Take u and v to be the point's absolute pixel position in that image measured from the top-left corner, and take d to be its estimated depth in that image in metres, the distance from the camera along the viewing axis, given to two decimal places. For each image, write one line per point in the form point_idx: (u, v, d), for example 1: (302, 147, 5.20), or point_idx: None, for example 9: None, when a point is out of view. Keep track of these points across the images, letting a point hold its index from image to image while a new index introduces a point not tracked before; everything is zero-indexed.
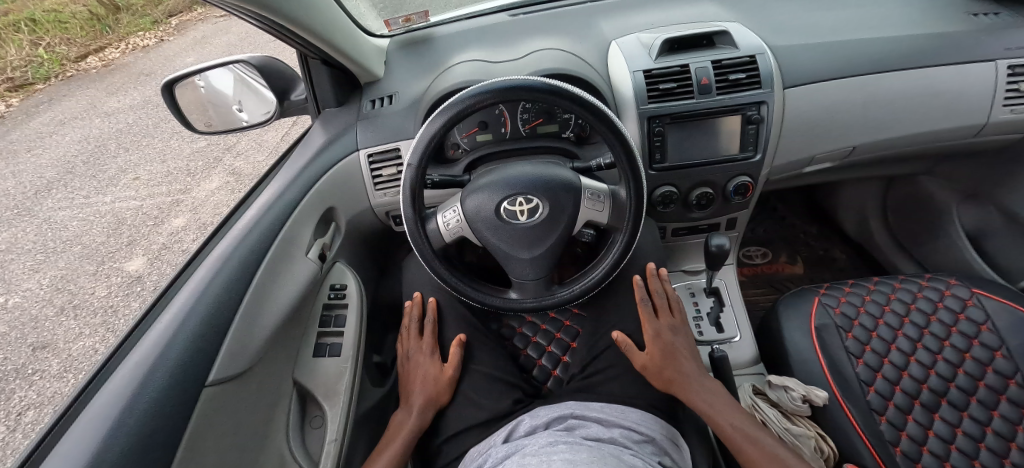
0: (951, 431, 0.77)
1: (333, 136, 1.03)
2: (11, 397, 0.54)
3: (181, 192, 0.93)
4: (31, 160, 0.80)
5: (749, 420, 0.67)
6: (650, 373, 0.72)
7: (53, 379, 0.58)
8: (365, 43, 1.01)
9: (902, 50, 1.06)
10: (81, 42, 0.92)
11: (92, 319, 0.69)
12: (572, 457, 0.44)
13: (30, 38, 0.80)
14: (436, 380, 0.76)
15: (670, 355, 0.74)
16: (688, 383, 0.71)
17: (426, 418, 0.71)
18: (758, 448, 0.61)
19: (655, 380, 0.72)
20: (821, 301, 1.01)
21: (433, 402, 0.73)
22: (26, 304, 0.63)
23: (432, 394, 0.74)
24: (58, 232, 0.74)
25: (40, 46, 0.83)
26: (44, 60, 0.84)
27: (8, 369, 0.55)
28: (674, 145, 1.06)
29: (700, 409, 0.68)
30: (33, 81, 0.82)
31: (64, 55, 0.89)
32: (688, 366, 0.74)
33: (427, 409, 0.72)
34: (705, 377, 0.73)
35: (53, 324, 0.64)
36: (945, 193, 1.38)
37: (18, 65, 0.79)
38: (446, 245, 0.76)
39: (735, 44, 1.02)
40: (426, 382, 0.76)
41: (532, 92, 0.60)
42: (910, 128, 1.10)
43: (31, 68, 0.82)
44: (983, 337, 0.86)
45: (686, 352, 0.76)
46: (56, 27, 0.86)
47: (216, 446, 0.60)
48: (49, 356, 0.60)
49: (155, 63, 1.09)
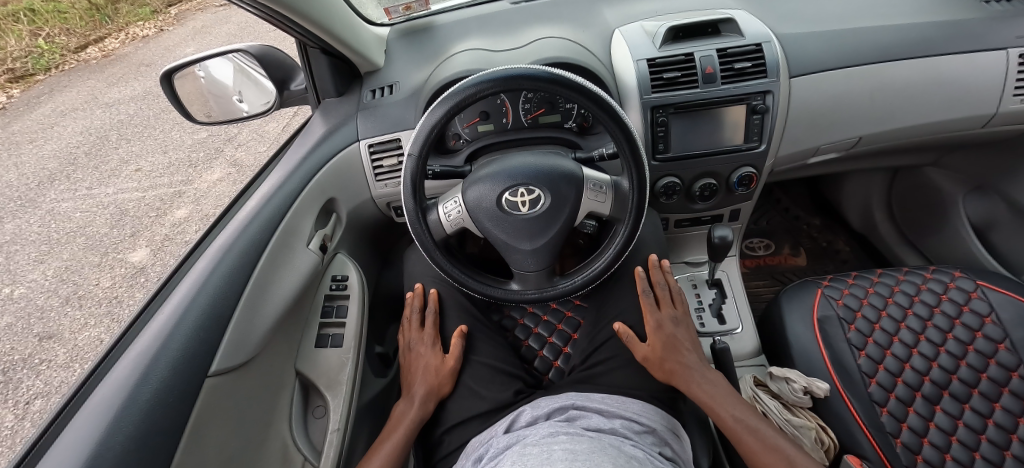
0: (952, 423, 0.77)
1: (333, 126, 1.02)
2: (16, 386, 0.55)
3: (182, 183, 0.93)
4: (33, 150, 0.80)
5: (751, 411, 0.67)
6: (652, 365, 0.72)
7: (59, 368, 0.59)
8: (365, 32, 1.00)
9: (911, 39, 1.04)
10: (81, 32, 0.90)
11: (97, 309, 0.69)
12: (573, 447, 0.44)
13: (30, 29, 0.77)
14: (437, 371, 0.76)
15: (671, 346, 0.74)
16: (690, 374, 0.71)
17: (428, 408, 0.72)
18: (761, 440, 0.61)
19: (657, 372, 0.72)
20: (824, 293, 1.00)
21: (434, 393, 0.73)
22: (32, 295, 0.64)
23: (433, 384, 0.74)
24: (61, 224, 0.74)
25: (40, 36, 0.80)
26: (44, 51, 0.82)
27: (15, 359, 0.56)
28: (677, 136, 1.04)
29: (702, 401, 0.68)
30: (33, 71, 0.81)
31: (64, 45, 0.88)
32: (690, 358, 0.74)
33: (429, 398, 0.73)
34: (708, 367, 0.74)
35: (58, 314, 0.65)
36: (952, 185, 1.37)
37: (18, 55, 0.77)
38: (447, 236, 0.75)
39: (741, 31, 1.00)
40: (427, 373, 0.76)
41: (534, 81, 0.59)
42: (917, 119, 1.09)
43: (31, 59, 0.80)
44: (987, 329, 0.86)
45: (687, 343, 0.76)
46: (56, 18, 0.83)
47: (220, 436, 0.61)
48: (55, 345, 0.61)
49: (154, 53, 1.07)
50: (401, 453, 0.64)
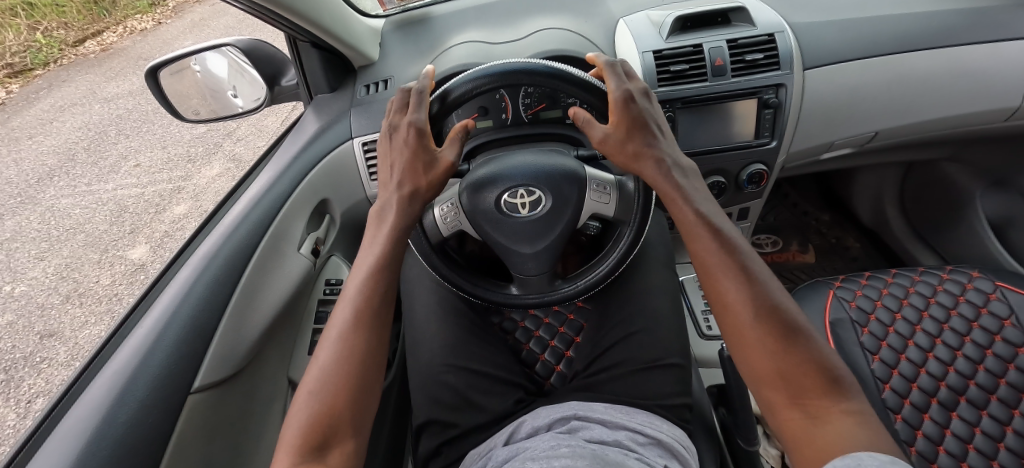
0: (969, 430, 0.74)
1: (326, 124, 0.99)
2: (18, 386, 0.54)
3: (182, 178, 0.88)
4: (32, 147, 0.72)
5: (710, 203, 0.58)
6: (609, 146, 0.60)
7: (61, 366, 0.58)
8: (357, 23, 0.96)
9: (933, 28, 0.99)
10: (79, 27, 0.79)
11: (97, 307, 0.67)
12: (573, 462, 0.41)
13: (27, 23, 0.65)
14: (424, 171, 0.59)
15: (637, 121, 0.58)
16: (657, 161, 0.57)
17: (414, 213, 0.59)
18: (723, 247, 0.51)
19: (608, 150, 0.60)
20: (835, 294, 0.96)
21: (426, 194, 0.59)
22: (33, 293, 0.61)
23: (420, 183, 0.59)
24: (60, 220, 0.70)
25: (38, 31, 0.69)
26: (43, 45, 0.71)
27: (16, 357, 0.55)
28: (686, 132, 1.00)
29: (654, 185, 0.57)
30: (33, 66, 0.70)
31: (62, 40, 0.76)
32: (658, 142, 0.60)
33: (411, 200, 0.59)
34: (679, 157, 0.61)
35: (59, 311, 0.63)
36: (969, 179, 1.32)
37: (15, 50, 0.66)
38: (444, 239, 0.72)
39: (752, 21, 0.96)
40: (410, 167, 0.59)
41: (533, 75, 0.56)
42: (936, 112, 1.04)
43: (31, 53, 0.69)
44: (1006, 332, 0.83)
45: (655, 119, 0.61)
46: (53, 11, 0.71)
47: (206, 452, 0.59)
48: (56, 344, 0.60)
49: (156, 48, 0.95)
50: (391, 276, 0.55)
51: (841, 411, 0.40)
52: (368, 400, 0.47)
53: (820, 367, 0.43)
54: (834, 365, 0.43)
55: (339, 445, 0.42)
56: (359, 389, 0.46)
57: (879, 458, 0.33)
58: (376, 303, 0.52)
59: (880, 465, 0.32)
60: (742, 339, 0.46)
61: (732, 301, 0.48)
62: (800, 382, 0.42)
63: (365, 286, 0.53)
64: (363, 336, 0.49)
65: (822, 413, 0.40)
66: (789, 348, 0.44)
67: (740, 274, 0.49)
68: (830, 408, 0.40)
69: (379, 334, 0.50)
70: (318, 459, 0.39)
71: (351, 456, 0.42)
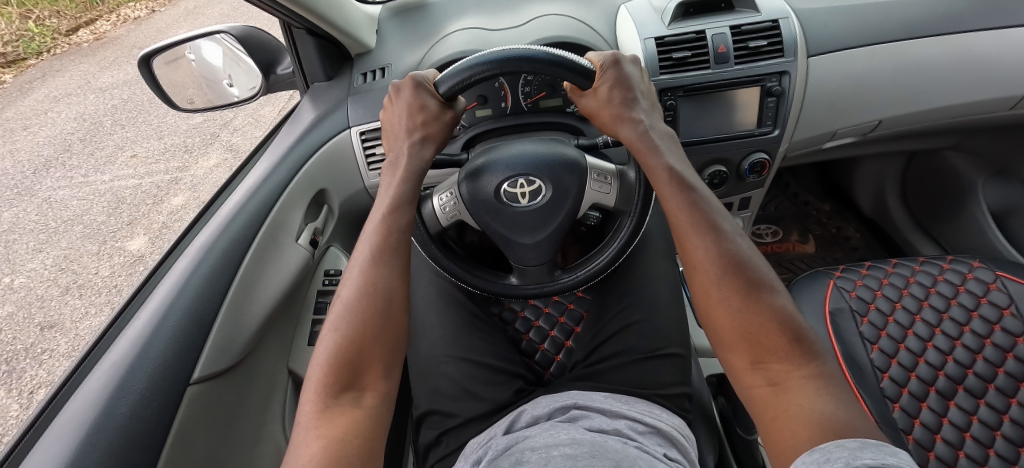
0: (966, 419, 0.73)
1: (322, 113, 0.98)
2: (19, 376, 0.53)
3: (179, 169, 0.87)
4: (29, 138, 0.70)
5: (689, 168, 0.61)
6: (595, 115, 0.65)
7: (62, 357, 0.58)
8: (353, 10, 0.94)
9: (940, 14, 0.97)
10: (70, 15, 0.82)
11: (97, 298, 0.67)
12: (573, 452, 0.41)
13: (19, 13, 0.68)
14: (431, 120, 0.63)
15: (620, 85, 0.63)
16: (637, 131, 0.61)
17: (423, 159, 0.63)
18: (697, 213, 0.54)
19: (597, 118, 0.65)
20: (836, 284, 0.96)
21: (433, 138, 0.63)
22: (32, 284, 0.61)
23: (428, 133, 0.63)
24: (57, 212, 0.69)
25: (29, 18, 0.72)
26: (35, 34, 0.74)
27: (18, 349, 0.56)
28: (686, 120, 0.98)
29: (632, 146, 0.61)
30: (25, 56, 0.74)
31: (54, 28, 0.79)
32: (639, 109, 0.64)
33: (420, 150, 0.63)
34: (659, 126, 0.65)
35: (59, 303, 0.63)
36: (972, 169, 1.31)
37: (7, 39, 0.70)
38: (442, 229, 0.71)
39: (756, 7, 0.94)
40: (418, 115, 0.63)
41: (534, 63, 0.54)
42: (941, 101, 1.03)
43: (22, 43, 0.73)
44: (1006, 322, 0.82)
45: (638, 85, 0.65)
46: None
47: (206, 443, 0.59)
48: (57, 335, 0.60)
49: (150, 37, 0.92)
50: (408, 216, 0.59)
51: (800, 376, 0.43)
52: (398, 345, 0.52)
53: (783, 330, 0.46)
54: (797, 326, 0.47)
55: (371, 387, 0.47)
56: (386, 337, 0.51)
57: (847, 446, 0.33)
58: (392, 252, 0.55)
59: (847, 456, 0.32)
60: (709, 304, 0.50)
61: (704, 270, 0.51)
62: (764, 346, 0.45)
63: (378, 241, 0.56)
64: (383, 279, 0.53)
65: (782, 377, 0.43)
66: (753, 310, 0.47)
67: (709, 233, 0.53)
68: (791, 374, 0.43)
69: (398, 267, 0.55)
70: (350, 400, 0.45)
71: (384, 395, 0.47)
